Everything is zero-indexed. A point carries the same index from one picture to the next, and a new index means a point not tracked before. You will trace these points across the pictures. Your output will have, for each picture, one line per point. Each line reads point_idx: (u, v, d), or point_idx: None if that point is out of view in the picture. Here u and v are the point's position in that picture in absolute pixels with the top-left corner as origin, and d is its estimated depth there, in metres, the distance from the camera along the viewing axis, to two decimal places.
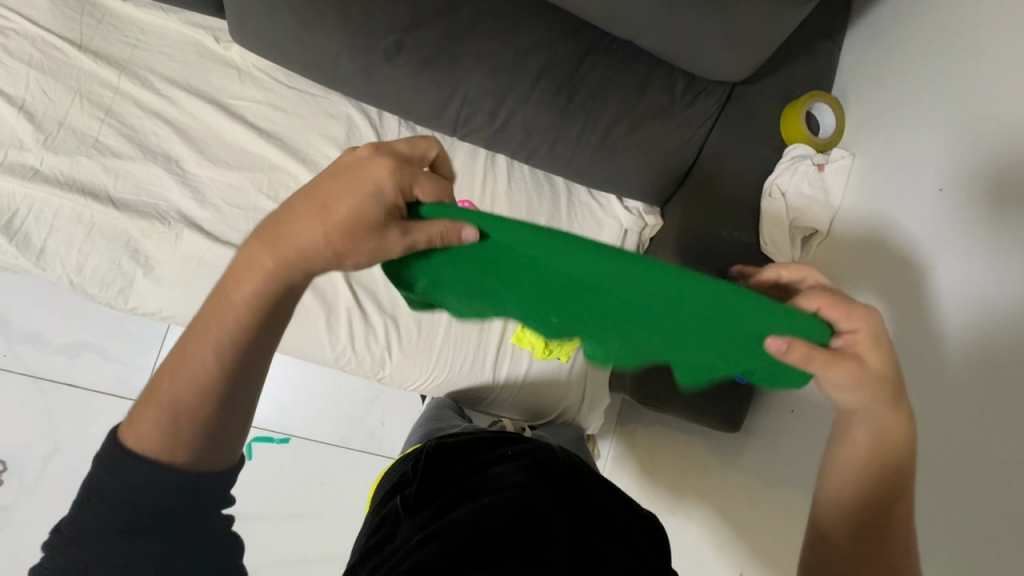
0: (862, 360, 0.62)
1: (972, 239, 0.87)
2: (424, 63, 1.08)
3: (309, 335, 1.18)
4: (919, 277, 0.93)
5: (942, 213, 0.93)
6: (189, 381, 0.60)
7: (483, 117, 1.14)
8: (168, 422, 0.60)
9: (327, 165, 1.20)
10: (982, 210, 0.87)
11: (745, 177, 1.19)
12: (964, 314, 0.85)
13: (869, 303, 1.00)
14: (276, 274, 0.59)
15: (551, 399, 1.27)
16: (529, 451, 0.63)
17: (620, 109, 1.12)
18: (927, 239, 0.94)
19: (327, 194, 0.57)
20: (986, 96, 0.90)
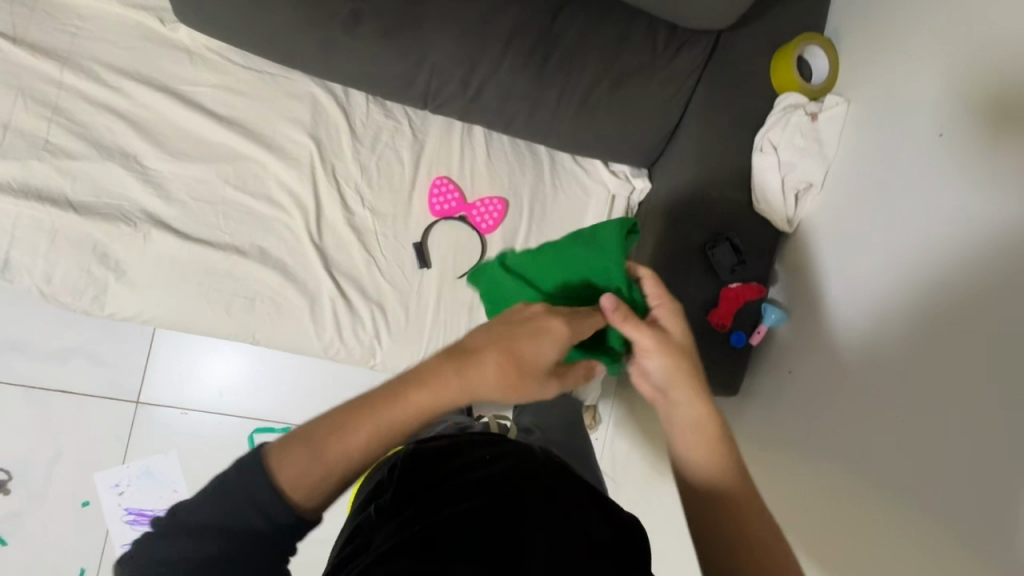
0: (666, 333, 0.70)
1: (964, 189, 0.82)
2: (386, 32, 1.00)
3: (295, 327, 1.15)
4: (928, 224, 0.86)
5: (935, 160, 0.87)
6: (340, 464, 0.57)
7: (455, 86, 1.07)
8: (315, 484, 0.57)
9: (295, 150, 1.14)
10: (976, 154, 0.81)
11: (735, 131, 1.12)
12: (955, 270, 0.81)
13: (874, 258, 0.95)
14: (458, 389, 0.59)
15: None
16: (506, 457, 0.62)
17: (599, 67, 1.05)
18: (918, 190, 0.89)
19: (523, 337, 0.61)
20: (994, 25, 0.82)
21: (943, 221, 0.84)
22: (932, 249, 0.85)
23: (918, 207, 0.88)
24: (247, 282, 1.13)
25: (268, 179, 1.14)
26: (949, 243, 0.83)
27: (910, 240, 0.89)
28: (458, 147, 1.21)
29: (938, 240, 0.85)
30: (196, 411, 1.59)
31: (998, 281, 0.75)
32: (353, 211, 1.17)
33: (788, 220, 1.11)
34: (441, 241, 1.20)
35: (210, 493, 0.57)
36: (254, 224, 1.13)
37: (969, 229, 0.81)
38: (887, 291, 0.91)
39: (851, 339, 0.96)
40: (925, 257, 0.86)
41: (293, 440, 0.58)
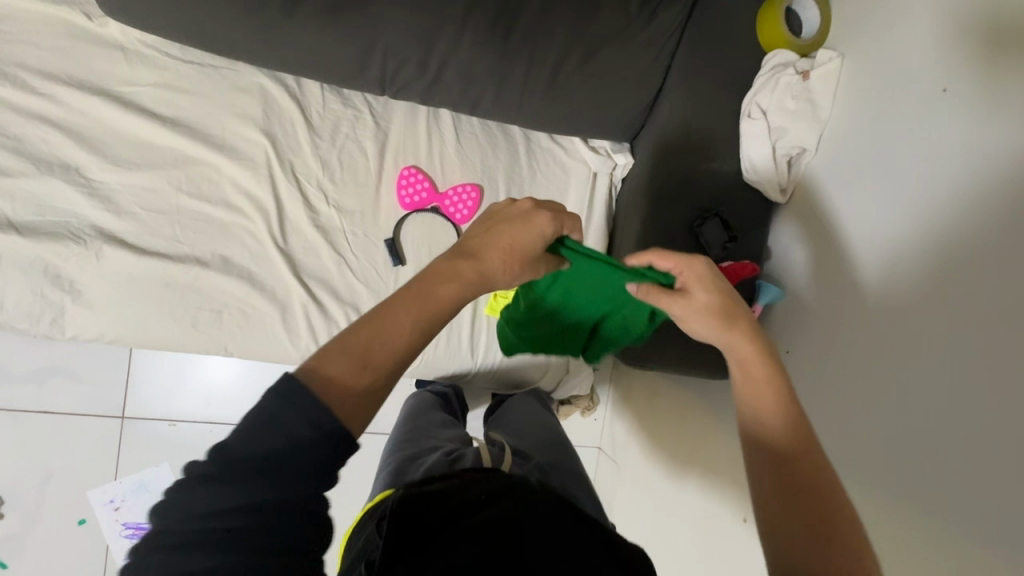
0: (686, 295, 0.71)
1: (971, 152, 0.75)
2: (329, 14, 0.91)
3: (267, 337, 1.10)
4: (938, 189, 0.79)
5: (936, 118, 0.80)
6: (378, 359, 0.58)
7: (412, 68, 0.98)
8: (365, 378, 0.57)
9: (248, 149, 1.06)
10: (984, 110, 0.74)
11: (721, 96, 1.04)
12: (957, 240, 0.75)
13: (882, 224, 0.87)
14: (472, 277, 0.68)
15: (533, 366, 1.23)
16: (500, 503, 0.56)
17: (567, 35, 0.95)
18: (919, 152, 0.82)
19: (520, 231, 0.71)
20: None
21: (947, 186, 0.78)
22: (934, 217, 0.79)
23: (918, 171, 0.82)
24: (211, 293, 1.07)
25: (222, 183, 1.06)
26: (952, 211, 0.77)
27: (912, 209, 0.82)
28: (424, 133, 1.12)
29: (940, 208, 0.78)
30: (185, 421, 1.55)
31: (1005, 253, 0.69)
32: (317, 210, 1.09)
33: (781, 189, 1.04)
34: (414, 236, 1.14)
35: (269, 425, 0.51)
36: (212, 231, 1.06)
37: (974, 195, 0.74)
38: (884, 263, 0.85)
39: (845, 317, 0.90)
40: (926, 225, 0.80)
41: (331, 353, 0.57)
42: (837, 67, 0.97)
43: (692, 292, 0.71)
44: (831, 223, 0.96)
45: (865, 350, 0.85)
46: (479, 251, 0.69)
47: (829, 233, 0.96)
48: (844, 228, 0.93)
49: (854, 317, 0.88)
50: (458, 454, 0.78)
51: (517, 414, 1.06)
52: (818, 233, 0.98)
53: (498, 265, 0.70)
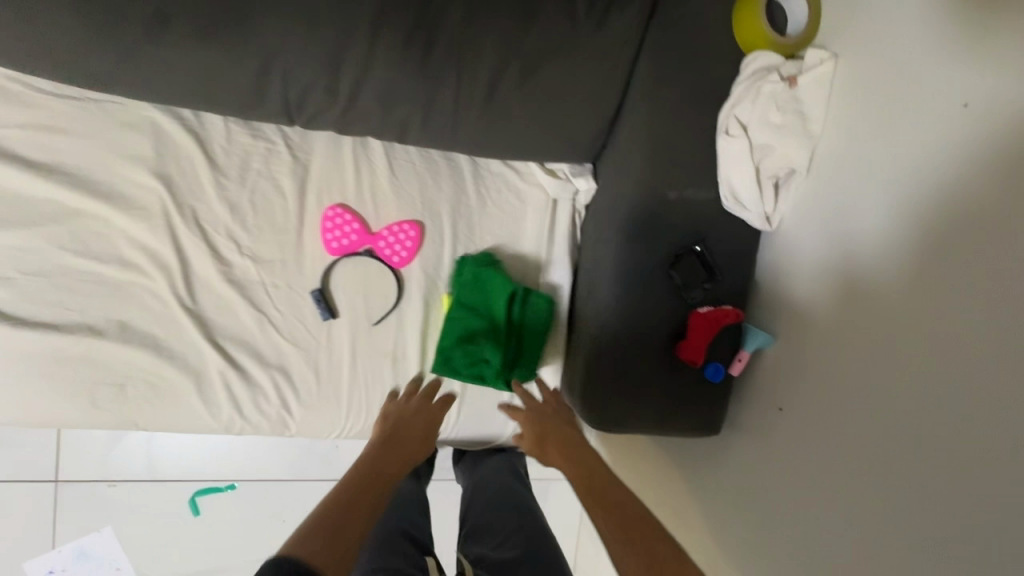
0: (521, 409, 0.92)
1: (990, 182, 0.62)
2: (208, 36, 0.75)
3: (183, 410, 0.96)
4: (983, 221, 0.63)
5: (946, 137, 0.66)
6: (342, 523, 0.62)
7: (320, 95, 0.82)
8: (338, 522, 0.61)
9: (141, 196, 0.90)
10: (1007, 134, 0.61)
11: (693, 110, 0.87)
12: (978, 287, 0.63)
13: (910, 255, 0.70)
14: (403, 448, 0.79)
15: (491, 424, 1.10)
16: None
17: (502, 48, 0.79)
18: (919, 177, 0.69)
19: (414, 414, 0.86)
20: None
21: (960, 220, 0.65)
22: (945, 256, 0.67)
23: (917, 200, 0.69)
24: (110, 365, 0.92)
25: (113, 237, 0.90)
26: (967, 249, 0.64)
27: (916, 243, 0.70)
28: (351, 166, 0.96)
29: (953, 245, 0.66)
30: (125, 481, 1.41)
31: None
32: (229, 262, 0.94)
33: (769, 216, 0.88)
34: (347, 284, 0.99)
35: None
36: (106, 293, 0.91)
37: (1004, 235, 0.60)
38: (888, 305, 0.73)
39: (855, 375, 0.76)
40: (932, 263, 0.68)
41: (307, 520, 0.61)
42: (828, 73, 0.81)
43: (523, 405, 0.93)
44: (814, 249, 0.84)
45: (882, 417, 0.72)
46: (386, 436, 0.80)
47: (820, 266, 0.83)
48: (830, 257, 0.81)
49: (863, 371, 0.75)
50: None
51: (491, 491, 1.03)
52: (801, 259, 0.87)
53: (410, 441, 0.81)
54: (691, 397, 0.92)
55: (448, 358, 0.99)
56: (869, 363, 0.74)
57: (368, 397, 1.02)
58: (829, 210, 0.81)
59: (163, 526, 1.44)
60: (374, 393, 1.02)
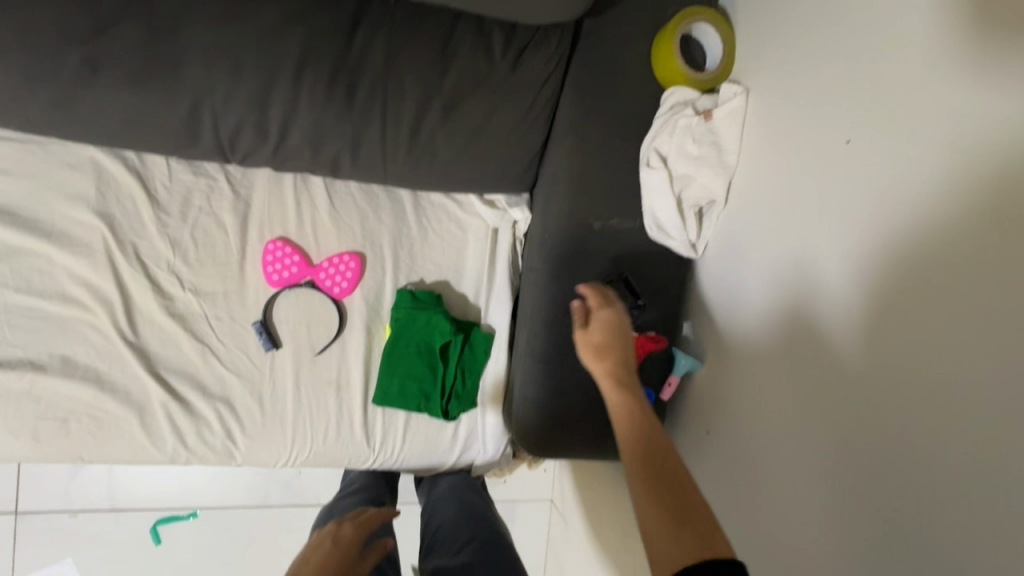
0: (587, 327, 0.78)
1: (909, 220, 0.60)
2: (137, 82, 0.78)
3: (126, 442, 0.97)
4: (902, 266, 0.61)
5: (866, 173, 0.64)
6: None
7: (252, 134, 0.85)
8: None
9: (82, 235, 0.93)
10: (922, 171, 0.58)
11: (616, 143, 0.90)
12: (906, 328, 0.60)
13: (842, 293, 0.68)
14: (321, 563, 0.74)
15: (439, 450, 1.09)
16: None
17: (423, 88, 0.83)
18: (847, 216, 0.67)
19: (327, 545, 0.78)
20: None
21: (897, 259, 0.61)
22: (879, 296, 0.64)
23: (856, 236, 0.66)
24: (54, 400, 0.94)
25: (56, 273, 0.93)
26: (896, 289, 0.62)
27: (850, 282, 0.67)
28: (292, 200, 0.99)
29: (882, 285, 0.63)
30: (86, 512, 1.42)
31: (970, 351, 0.54)
32: (171, 296, 0.96)
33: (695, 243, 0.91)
34: (289, 314, 1.01)
35: None
36: (50, 329, 0.93)
37: (920, 283, 0.59)
38: (825, 346, 0.70)
39: (774, 402, 0.77)
40: (867, 305, 0.65)
41: None
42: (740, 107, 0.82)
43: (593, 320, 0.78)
44: (756, 289, 0.82)
45: (796, 442, 0.74)
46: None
47: (757, 302, 0.82)
48: (774, 298, 0.78)
49: (784, 399, 0.76)
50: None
51: (449, 514, 1.00)
52: (744, 299, 0.84)
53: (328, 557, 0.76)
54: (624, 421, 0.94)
55: (387, 392, 1.03)
56: (789, 393, 0.75)
57: (313, 425, 1.03)
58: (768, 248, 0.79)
59: (125, 555, 1.44)
60: (319, 421, 1.04)
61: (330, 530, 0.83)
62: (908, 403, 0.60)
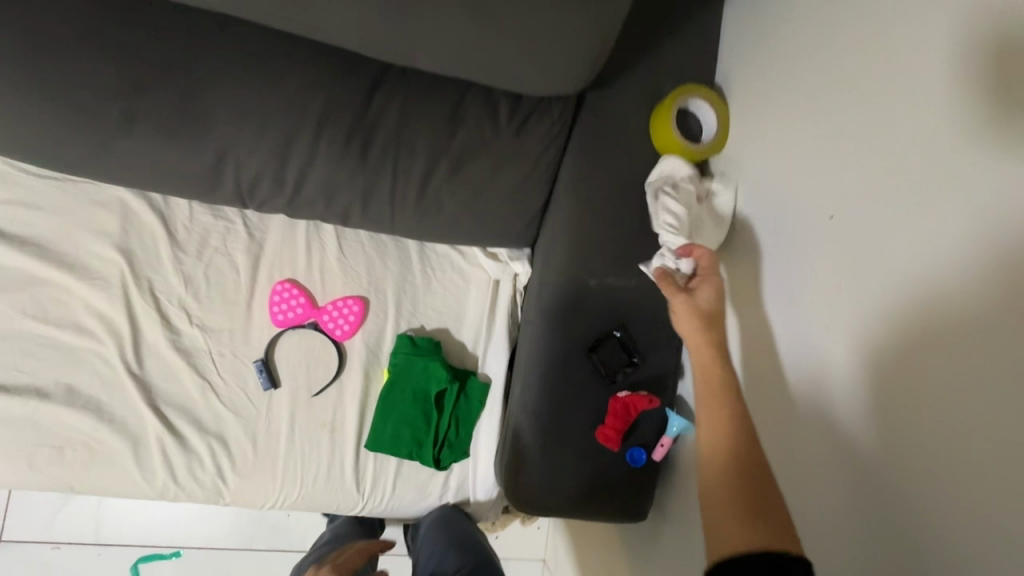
0: (692, 296, 0.80)
1: (905, 301, 0.61)
2: (170, 134, 0.84)
3: (117, 475, 0.98)
4: (913, 338, 0.61)
5: (865, 251, 0.66)
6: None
7: (270, 183, 0.91)
8: None
9: (102, 269, 0.97)
10: (916, 254, 0.60)
11: (615, 206, 0.95)
12: (911, 407, 0.61)
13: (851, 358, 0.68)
14: None
15: (428, 500, 1.08)
16: None
17: (434, 149, 0.88)
18: (847, 291, 0.68)
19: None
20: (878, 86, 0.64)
21: (910, 333, 0.61)
22: (890, 369, 0.63)
23: (866, 304, 0.66)
24: (54, 429, 0.96)
25: (73, 305, 0.97)
26: (906, 364, 0.61)
27: (850, 355, 0.68)
28: (303, 245, 1.03)
29: (898, 362, 0.62)
30: (68, 545, 1.40)
31: (973, 440, 0.54)
32: (178, 331, 0.99)
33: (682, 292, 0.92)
34: (290, 355, 1.03)
35: None
36: (58, 358, 0.96)
37: (932, 362, 0.58)
38: (833, 416, 0.70)
39: (784, 467, 0.77)
40: (884, 380, 0.64)
41: None
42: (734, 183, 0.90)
43: (698, 289, 0.80)
44: (765, 349, 0.81)
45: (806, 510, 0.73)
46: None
47: (757, 368, 0.82)
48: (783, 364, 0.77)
49: (795, 465, 0.75)
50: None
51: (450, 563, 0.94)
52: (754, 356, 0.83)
53: None
54: (617, 482, 0.92)
55: (380, 437, 1.03)
56: (799, 460, 0.75)
57: (304, 467, 1.03)
58: (764, 315, 0.81)
59: None
60: (310, 463, 1.04)
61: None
62: (925, 489, 0.59)
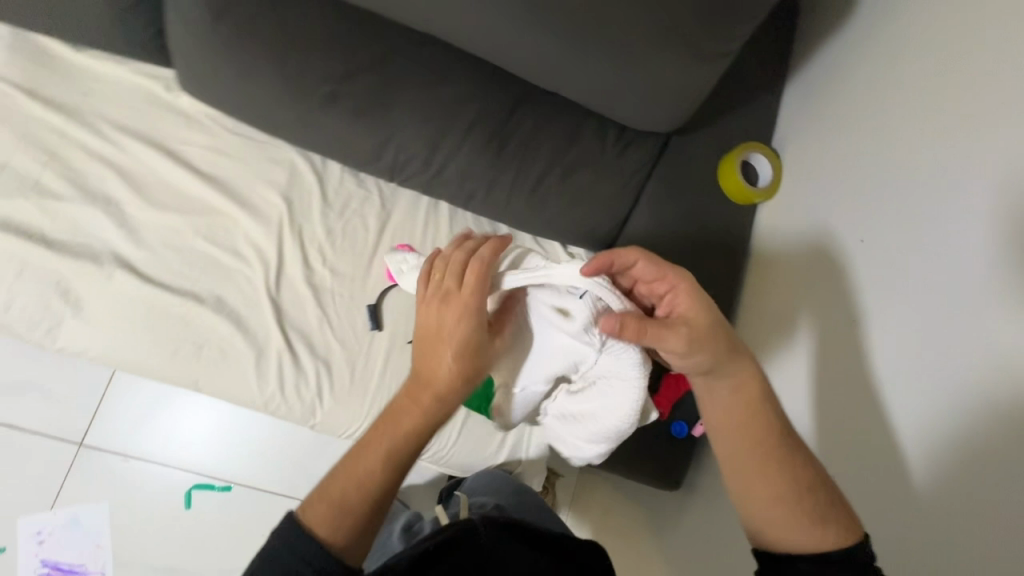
0: (690, 321, 0.71)
1: (909, 302, 0.83)
2: (360, 113, 1.11)
3: (238, 378, 1.16)
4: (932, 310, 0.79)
5: (884, 269, 0.88)
6: (380, 476, 0.71)
7: (419, 163, 1.16)
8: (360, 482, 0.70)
9: (266, 210, 1.21)
10: (926, 262, 0.82)
11: (684, 226, 1.18)
12: (911, 389, 0.79)
13: (883, 328, 0.86)
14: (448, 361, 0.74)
15: (486, 453, 1.24)
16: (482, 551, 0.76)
17: (552, 157, 1.14)
18: (877, 284, 0.88)
19: (445, 317, 0.75)
20: (903, 150, 0.90)
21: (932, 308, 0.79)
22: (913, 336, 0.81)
23: (898, 287, 0.85)
24: (199, 329, 1.15)
25: (236, 232, 1.20)
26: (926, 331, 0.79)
27: (868, 346, 0.87)
28: (423, 219, 1.26)
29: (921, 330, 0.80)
30: (137, 460, 1.53)
31: (960, 390, 0.73)
32: (313, 269, 1.21)
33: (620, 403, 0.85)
34: (395, 307, 1.23)
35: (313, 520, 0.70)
36: (215, 273, 1.18)
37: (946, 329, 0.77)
38: (859, 383, 0.87)
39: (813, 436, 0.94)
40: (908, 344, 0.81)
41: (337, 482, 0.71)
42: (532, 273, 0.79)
43: (686, 308, 0.72)
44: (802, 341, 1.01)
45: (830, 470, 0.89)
46: (422, 360, 0.75)
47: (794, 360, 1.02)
48: (818, 350, 0.97)
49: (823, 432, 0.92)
50: (488, 561, 0.76)
51: (506, 489, 1.11)
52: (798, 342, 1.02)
53: (455, 312, 0.75)
54: (660, 452, 1.10)
55: None
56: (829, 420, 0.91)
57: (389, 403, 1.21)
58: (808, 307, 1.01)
59: (152, 514, 1.52)
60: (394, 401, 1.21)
61: (448, 287, 0.77)
62: (935, 421, 0.75)
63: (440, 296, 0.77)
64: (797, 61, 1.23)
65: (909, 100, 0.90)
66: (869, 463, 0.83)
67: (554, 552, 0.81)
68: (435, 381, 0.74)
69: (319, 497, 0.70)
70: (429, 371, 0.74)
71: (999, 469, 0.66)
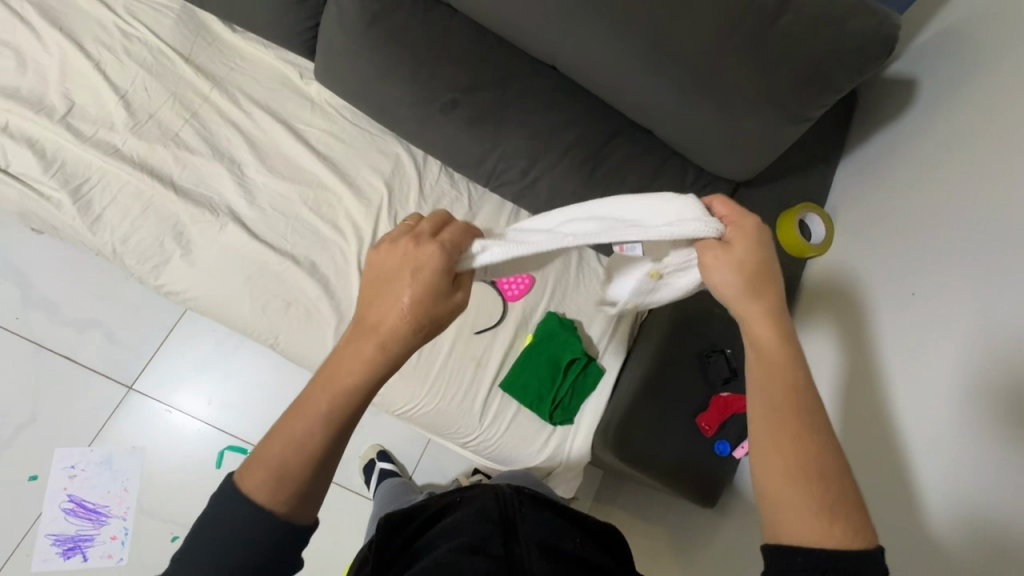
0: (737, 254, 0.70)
1: (926, 335, 0.93)
2: (472, 121, 1.25)
3: (316, 338, 1.24)
4: (943, 341, 0.90)
5: (907, 307, 1.00)
6: (321, 438, 0.65)
7: (517, 172, 1.29)
8: (294, 443, 0.65)
9: (369, 192, 1.34)
10: (940, 301, 0.93)
11: None
12: (927, 410, 0.89)
13: (902, 356, 0.96)
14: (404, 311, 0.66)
15: (531, 448, 1.31)
16: (495, 505, 0.84)
17: (636, 186, 1.26)
18: (900, 319, 1.00)
19: (405, 259, 0.68)
20: (932, 209, 1.03)
21: (943, 340, 0.90)
22: (928, 364, 0.91)
23: (919, 322, 0.96)
24: (289, 288, 1.25)
25: (339, 208, 1.32)
26: (938, 360, 0.89)
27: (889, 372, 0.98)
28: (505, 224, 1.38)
29: (933, 358, 0.90)
30: (179, 411, 1.58)
31: (966, 409, 0.83)
32: None
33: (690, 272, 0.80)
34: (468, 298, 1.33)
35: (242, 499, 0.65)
36: (313, 241, 1.28)
37: (954, 357, 0.87)
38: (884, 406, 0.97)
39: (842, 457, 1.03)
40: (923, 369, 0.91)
41: (270, 440, 0.66)
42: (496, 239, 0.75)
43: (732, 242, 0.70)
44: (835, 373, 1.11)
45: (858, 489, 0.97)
46: (376, 303, 0.68)
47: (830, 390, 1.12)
48: (848, 378, 1.07)
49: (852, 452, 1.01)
50: (509, 513, 0.83)
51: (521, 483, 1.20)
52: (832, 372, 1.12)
53: (422, 256, 0.68)
54: (700, 463, 1.21)
55: (514, 381, 1.29)
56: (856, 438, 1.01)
57: (449, 385, 1.28)
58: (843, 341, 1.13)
59: (181, 466, 1.55)
60: (455, 385, 1.29)
61: (420, 231, 0.71)
62: (944, 435, 0.85)
63: (408, 237, 0.70)
64: (856, 141, 1.39)
65: (941, 170, 1.04)
66: (894, 480, 0.91)
67: (561, 528, 0.83)
68: (383, 328, 0.66)
69: (252, 463, 0.65)
70: (377, 317, 0.67)
71: (1001, 476, 0.75)
